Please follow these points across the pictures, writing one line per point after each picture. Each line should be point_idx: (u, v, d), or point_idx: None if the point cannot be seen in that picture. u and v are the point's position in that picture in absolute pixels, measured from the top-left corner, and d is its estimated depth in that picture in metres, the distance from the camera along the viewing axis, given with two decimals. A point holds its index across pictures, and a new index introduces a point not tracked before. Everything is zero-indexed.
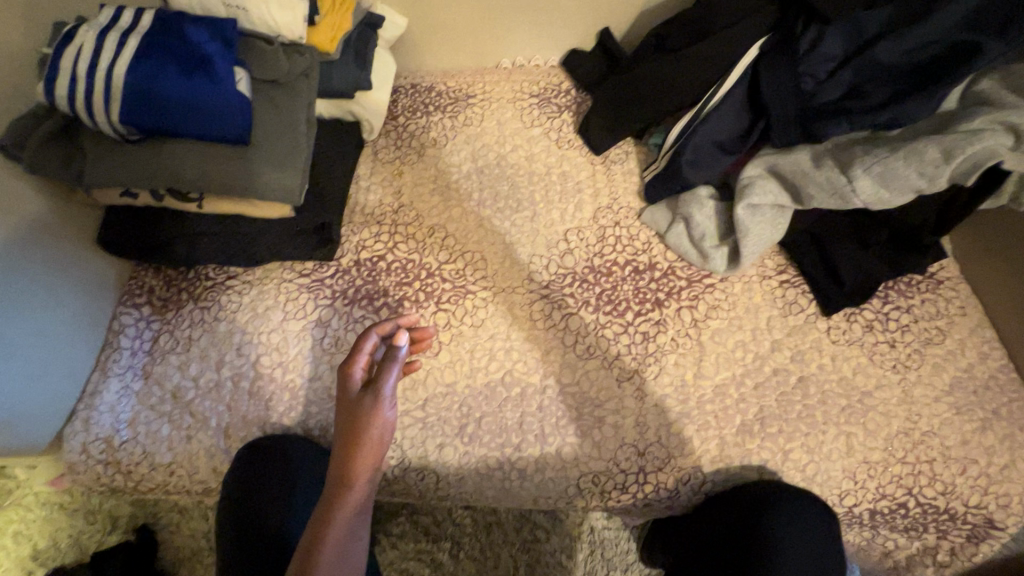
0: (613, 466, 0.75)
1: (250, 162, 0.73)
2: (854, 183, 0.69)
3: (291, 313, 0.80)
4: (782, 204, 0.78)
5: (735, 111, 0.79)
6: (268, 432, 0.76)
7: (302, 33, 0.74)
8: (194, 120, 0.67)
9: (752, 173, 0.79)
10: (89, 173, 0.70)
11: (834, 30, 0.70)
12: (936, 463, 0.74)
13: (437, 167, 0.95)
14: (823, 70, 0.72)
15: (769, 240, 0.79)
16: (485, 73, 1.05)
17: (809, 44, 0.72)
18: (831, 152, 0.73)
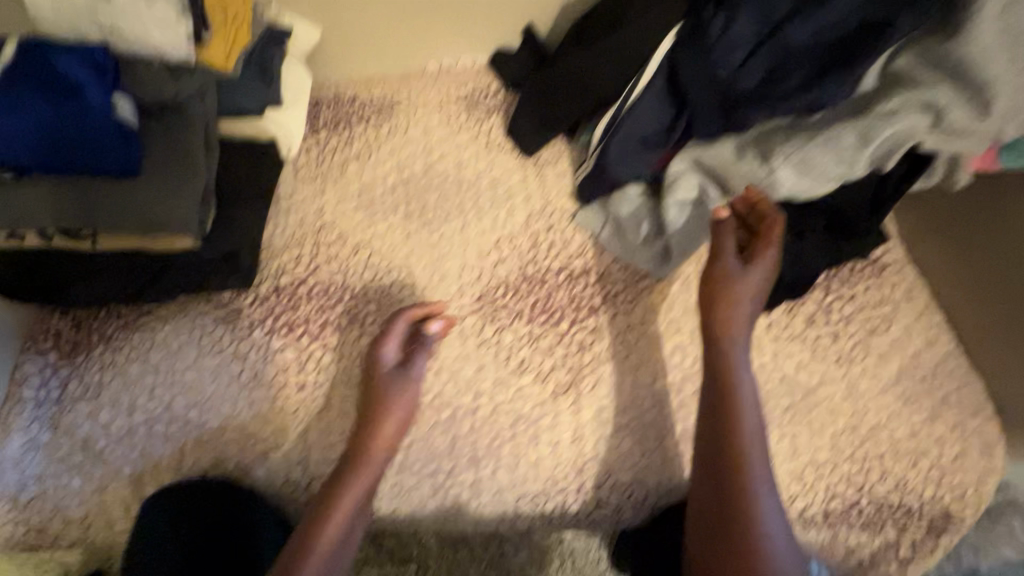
0: (552, 486, 0.71)
1: (138, 194, 0.68)
2: (776, 173, 0.70)
3: (205, 349, 0.76)
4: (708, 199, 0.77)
5: (656, 104, 0.75)
6: (184, 478, 0.72)
7: (189, 52, 0.70)
8: (67, 154, 0.64)
9: (677, 168, 0.77)
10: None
11: (743, 11, 0.65)
12: (885, 458, 0.71)
13: (362, 181, 0.91)
14: (740, 53, 0.67)
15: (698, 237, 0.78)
16: (411, 78, 1.00)
17: (721, 28, 0.67)
18: (751, 143, 0.73)
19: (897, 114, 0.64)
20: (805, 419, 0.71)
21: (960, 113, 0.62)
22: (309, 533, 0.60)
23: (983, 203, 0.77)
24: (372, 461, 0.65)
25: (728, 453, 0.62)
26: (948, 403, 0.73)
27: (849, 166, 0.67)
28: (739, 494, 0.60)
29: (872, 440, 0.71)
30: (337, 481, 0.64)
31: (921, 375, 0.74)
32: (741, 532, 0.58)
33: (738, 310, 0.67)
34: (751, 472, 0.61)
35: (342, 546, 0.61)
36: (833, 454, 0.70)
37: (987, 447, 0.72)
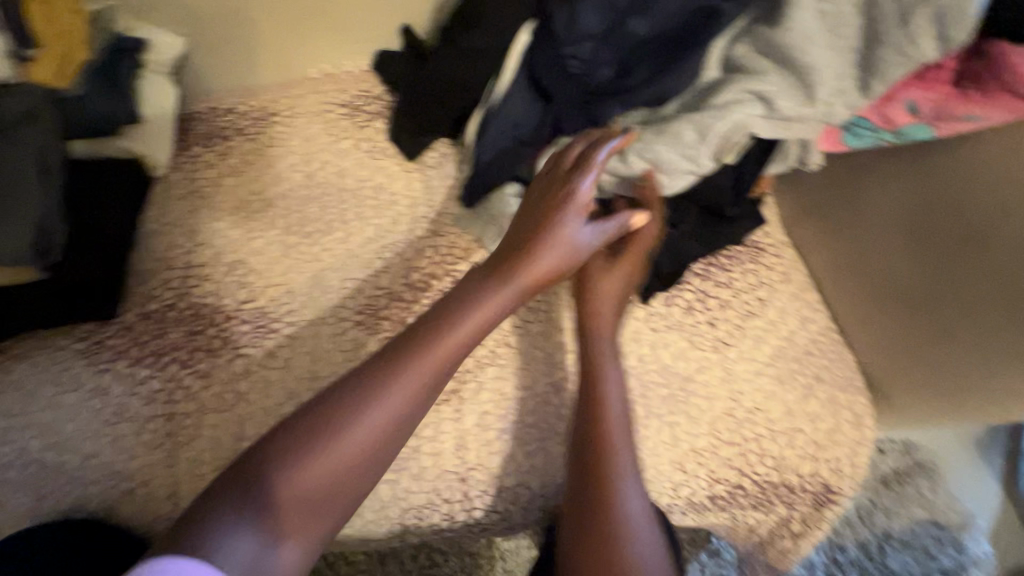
0: (436, 497, 0.70)
1: None
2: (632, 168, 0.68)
3: (63, 386, 0.71)
4: None
5: (523, 100, 0.75)
6: (48, 521, 0.68)
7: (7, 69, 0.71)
8: None
9: None
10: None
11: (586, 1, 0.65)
12: (762, 439, 0.72)
13: (238, 197, 0.87)
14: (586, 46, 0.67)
15: None
16: (291, 87, 0.96)
17: (567, 19, 0.66)
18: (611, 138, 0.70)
19: (731, 104, 0.64)
20: (682, 407, 0.72)
21: (790, 99, 0.63)
22: (337, 423, 0.54)
23: (836, 179, 0.75)
24: (467, 323, 0.60)
25: (594, 446, 0.63)
26: (821, 378, 0.75)
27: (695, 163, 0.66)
28: (603, 483, 0.62)
29: (749, 422, 0.72)
30: (392, 358, 0.57)
31: (795, 354, 0.75)
32: (605, 518, 0.61)
33: (600, 305, 0.68)
34: (616, 461, 0.63)
35: (391, 438, 0.56)
36: (712, 440, 0.72)
37: (859, 419, 0.74)
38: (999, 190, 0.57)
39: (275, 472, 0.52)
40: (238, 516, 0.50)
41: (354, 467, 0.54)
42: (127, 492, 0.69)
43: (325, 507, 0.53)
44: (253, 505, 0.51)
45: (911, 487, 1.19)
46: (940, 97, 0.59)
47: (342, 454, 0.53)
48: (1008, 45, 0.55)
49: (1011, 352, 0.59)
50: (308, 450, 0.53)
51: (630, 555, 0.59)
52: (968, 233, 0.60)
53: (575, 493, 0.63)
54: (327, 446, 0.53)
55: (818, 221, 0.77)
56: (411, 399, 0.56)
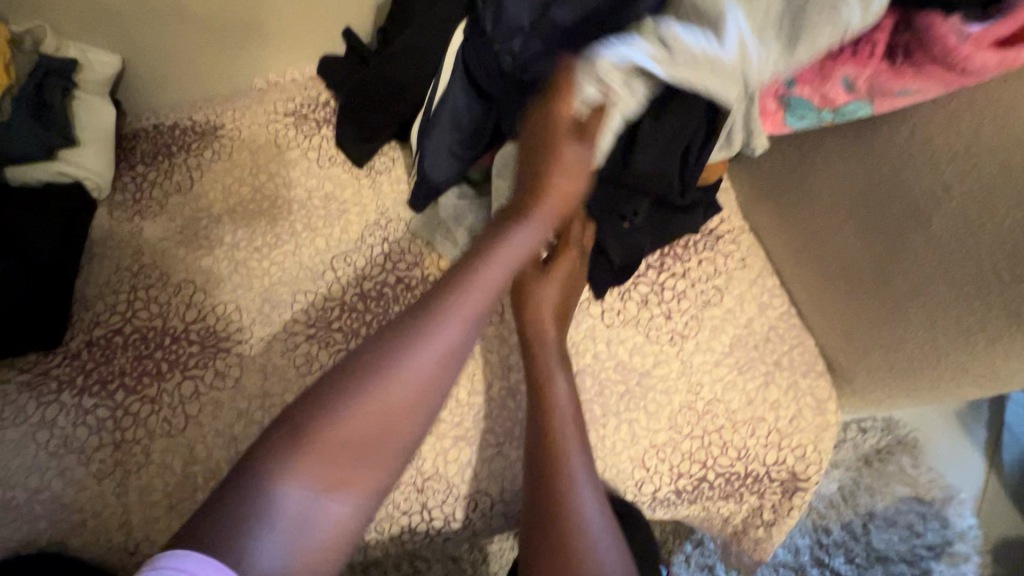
0: (394, 509, 0.69)
1: None
2: None
3: (8, 419, 0.70)
4: None
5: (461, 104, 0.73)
6: None
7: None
8: None
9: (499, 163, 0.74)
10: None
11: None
12: (724, 430, 0.71)
13: (184, 215, 0.84)
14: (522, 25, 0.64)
15: None
16: (236, 98, 0.93)
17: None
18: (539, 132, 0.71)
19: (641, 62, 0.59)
20: (640, 404, 0.71)
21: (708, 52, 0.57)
22: (380, 366, 0.50)
23: (788, 160, 0.72)
24: (507, 255, 0.56)
25: (543, 452, 0.63)
26: (781, 365, 0.74)
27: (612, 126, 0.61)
28: (556, 490, 0.61)
29: (709, 415, 0.71)
30: (428, 301, 0.53)
31: (754, 342, 0.74)
32: (562, 525, 0.59)
33: (543, 312, 0.67)
34: (566, 466, 0.62)
35: (444, 374, 0.53)
36: (672, 435, 0.71)
37: (822, 404, 0.73)
38: (942, 171, 0.55)
39: (313, 425, 0.48)
40: (290, 465, 0.47)
41: (411, 406, 0.51)
42: (78, 524, 0.68)
43: (384, 448, 0.51)
44: (307, 452, 0.47)
45: (893, 465, 1.18)
46: (874, 72, 0.57)
47: (391, 397, 0.50)
48: (937, 15, 0.53)
49: (955, 334, 0.58)
50: (357, 393, 0.49)
51: (588, 564, 0.57)
52: (911, 215, 0.59)
53: (532, 502, 0.62)
54: (378, 390, 0.50)
55: (772, 208, 0.77)
56: (464, 328, 0.53)
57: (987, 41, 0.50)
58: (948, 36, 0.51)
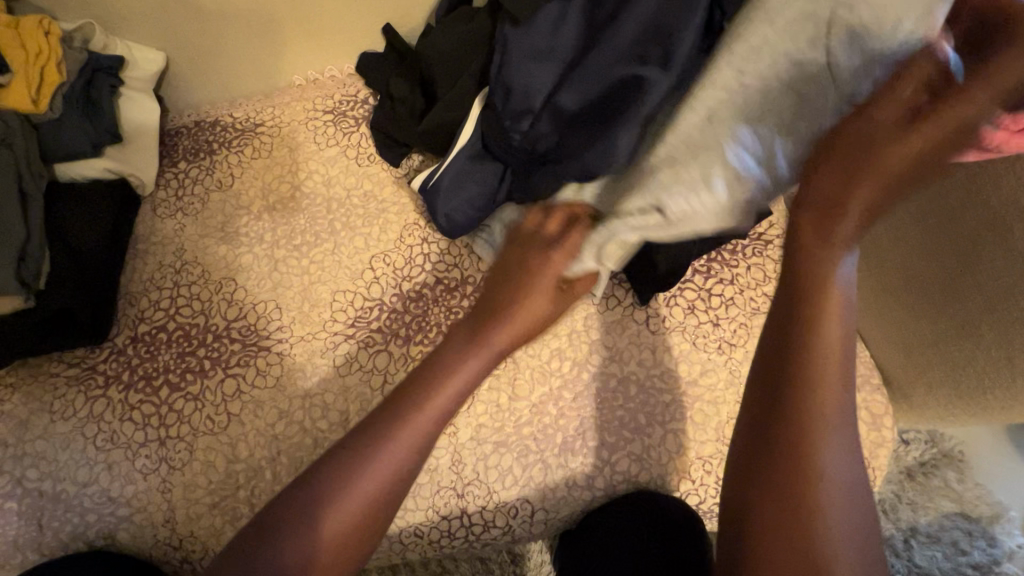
0: (434, 514, 0.68)
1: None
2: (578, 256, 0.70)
3: (56, 413, 0.71)
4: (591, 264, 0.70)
5: (475, 170, 0.73)
6: (47, 552, 0.69)
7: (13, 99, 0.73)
8: None
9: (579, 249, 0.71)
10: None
11: (519, 50, 0.65)
12: None
13: (225, 212, 0.84)
14: (533, 103, 0.65)
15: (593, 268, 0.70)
16: (274, 96, 0.93)
17: (508, 69, 0.65)
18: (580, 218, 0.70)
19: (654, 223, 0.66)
20: (687, 414, 0.69)
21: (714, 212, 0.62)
22: (332, 481, 0.56)
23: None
24: (437, 403, 0.60)
25: (806, 379, 0.52)
26: None
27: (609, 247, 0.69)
28: (808, 424, 0.52)
29: None
30: (372, 435, 0.58)
31: None
32: (803, 451, 0.51)
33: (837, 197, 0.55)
34: (834, 396, 0.52)
35: (384, 502, 0.57)
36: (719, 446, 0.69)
37: (877, 420, 0.70)
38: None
39: (285, 512, 0.55)
40: (287, 530, 0.54)
41: (355, 522, 0.56)
42: (124, 519, 0.69)
43: (335, 556, 0.55)
44: (279, 536, 0.54)
45: (937, 479, 1.13)
46: None
47: (333, 521, 0.55)
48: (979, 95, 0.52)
49: None
50: (318, 502, 0.55)
51: (828, 503, 0.50)
52: (987, 227, 0.56)
53: (780, 431, 0.52)
54: (330, 507, 0.55)
55: None
56: (398, 465, 0.57)
57: (1021, 125, 0.52)
58: (989, 123, 0.52)
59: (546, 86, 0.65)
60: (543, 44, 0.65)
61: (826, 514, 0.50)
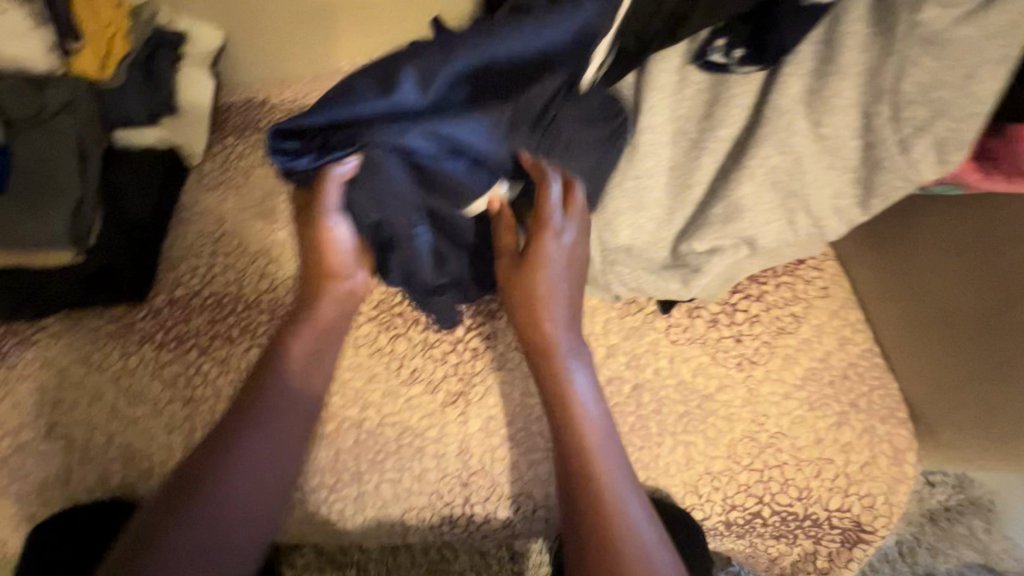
0: (437, 499, 0.69)
1: (24, 217, 0.68)
2: (618, 270, 0.66)
3: (94, 364, 0.75)
4: (639, 277, 0.66)
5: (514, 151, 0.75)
6: (72, 494, 0.72)
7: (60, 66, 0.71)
8: None
9: (615, 253, 0.66)
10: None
11: (388, 161, 0.54)
12: (786, 467, 0.67)
13: (266, 187, 0.88)
14: (418, 215, 0.61)
15: (642, 286, 0.66)
16: (321, 79, 0.96)
17: (361, 187, 0.57)
18: (627, 220, 0.64)
19: (718, 250, 0.62)
20: (700, 427, 0.67)
21: (779, 230, 0.60)
22: (197, 486, 0.62)
23: (890, 212, 0.69)
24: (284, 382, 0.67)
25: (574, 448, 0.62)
26: (857, 407, 0.68)
27: (657, 267, 0.65)
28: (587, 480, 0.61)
29: (773, 449, 0.67)
30: (225, 427, 0.65)
31: (829, 378, 0.69)
32: (597, 508, 0.60)
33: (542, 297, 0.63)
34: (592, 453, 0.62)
35: (285, 458, 0.66)
36: (731, 464, 0.67)
37: (899, 454, 0.68)
38: None
39: (190, 500, 0.61)
40: (185, 521, 0.61)
41: (245, 480, 0.64)
42: (144, 471, 0.72)
43: (245, 523, 0.63)
44: (166, 543, 0.60)
45: (961, 526, 1.08)
46: (963, 172, 0.54)
47: (190, 513, 0.61)
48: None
49: None
50: (176, 512, 0.61)
51: (630, 554, 0.58)
52: None
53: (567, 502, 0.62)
54: (183, 507, 0.61)
55: (877, 243, 0.71)
56: (273, 441, 0.65)
57: None
58: None
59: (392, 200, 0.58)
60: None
61: (633, 549, 0.58)
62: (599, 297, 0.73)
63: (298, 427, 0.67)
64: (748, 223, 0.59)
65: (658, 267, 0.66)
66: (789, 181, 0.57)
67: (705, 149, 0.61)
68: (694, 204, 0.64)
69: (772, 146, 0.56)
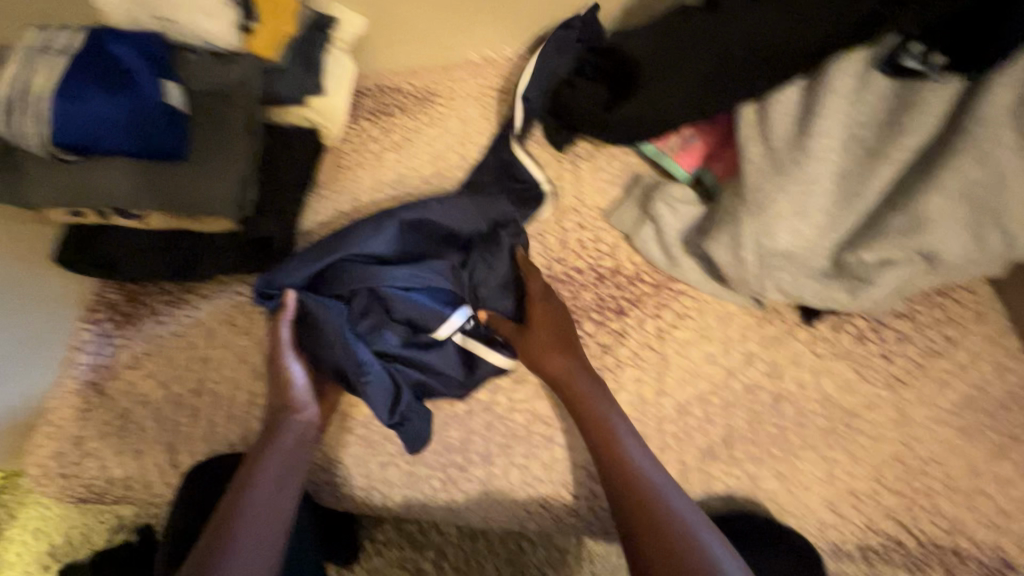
0: (564, 489, 0.70)
1: (197, 184, 0.73)
2: (774, 274, 0.64)
3: (242, 328, 0.80)
4: (795, 282, 0.64)
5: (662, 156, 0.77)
6: (215, 449, 0.76)
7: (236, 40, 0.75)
8: (109, 135, 0.67)
9: (774, 256, 0.64)
10: (8, 196, 0.70)
11: (360, 296, 0.67)
12: (933, 493, 0.64)
13: (399, 171, 0.91)
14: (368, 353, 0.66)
15: (797, 291, 0.64)
16: (451, 69, 0.98)
17: (316, 326, 0.65)
18: (791, 222, 0.63)
19: (890, 262, 0.60)
20: (843, 444, 0.66)
21: (965, 244, 0.57)
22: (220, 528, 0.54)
23: None
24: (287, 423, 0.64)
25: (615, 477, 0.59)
26: (1015, 439, 0.65)
27: (815, 273, 0.64)
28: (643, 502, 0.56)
29: (920, 473, 0.65)
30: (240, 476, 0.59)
31: (984, 406, 0.66)
32: (651, 531, 0.54)
33: (555, 343, 0.69)
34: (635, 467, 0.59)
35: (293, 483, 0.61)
36: (874, 484, 0.65)
37: None
38: None
39: (217, 550, 0.52)
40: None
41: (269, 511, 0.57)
42: None
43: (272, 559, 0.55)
44: None
45: None
46: None
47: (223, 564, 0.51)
48: None
49: None
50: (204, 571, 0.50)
51: None
52: None
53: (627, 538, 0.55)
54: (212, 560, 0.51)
55: None
56: (283, 470, 0.61)
57: None
58: None
59: (377, 333, 0.69)
60: (782, 45, 0.62)
61: None
62: (736, 304, 0.72)
63: (299, 456, 0.63)
64: (933, 235, 0.57)
65: (818, 276, 0.64)
66: (982, 197, 0.56)
67: (885, 157, 0.60)
68: (863, 213, 0.62)
69: (968, 158, 0.55)
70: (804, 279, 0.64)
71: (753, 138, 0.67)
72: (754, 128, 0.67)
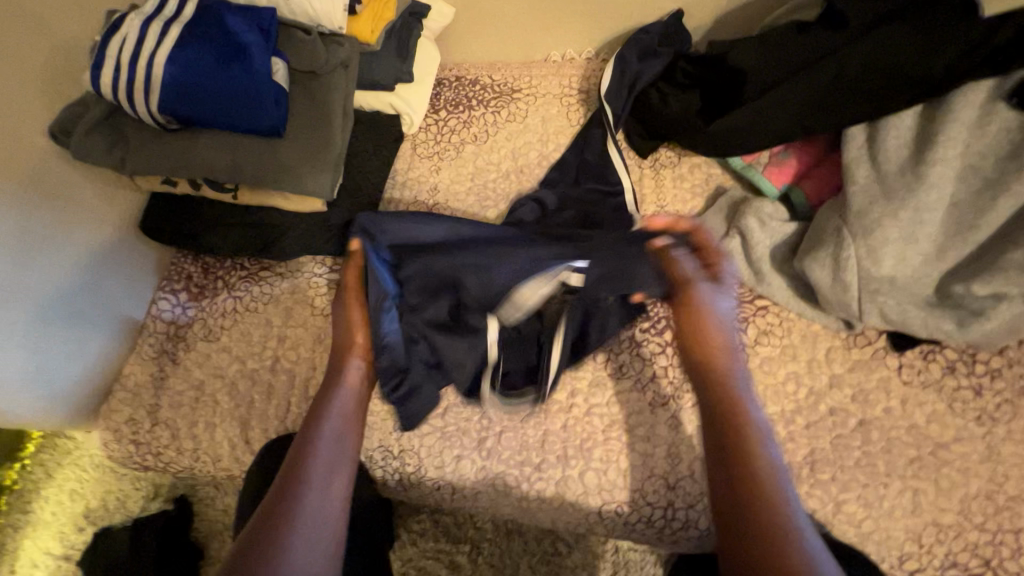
0: (639, 497, 0.69)
1: (293, 162, 0.73)
2: (878, 300, 0.64)
3: (318, 309, 0.80)
4: (902, 310, 0.63)
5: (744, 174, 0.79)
6: (286, 428, 0.76)
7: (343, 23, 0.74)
8: (218, 106, 0.67)
9: (879, 280, 0.63)
10: (107, 161, 0.71)
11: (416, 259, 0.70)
12: (1023, 534, 0.62)
13: (475, 164, 0.90)
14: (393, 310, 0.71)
15: (902, 321, 0.64)
16: (531, 65, 0.97)
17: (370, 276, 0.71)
18: (900, 247, 0.63)
19: (1000, 297, 0.60)
20: (931, 475, 0.65)
21: None
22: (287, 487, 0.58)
23: None
24: (343, 391, 0.68)
25: (737, 464, 0.57)
26: None
27: (918, 303, 0.63)
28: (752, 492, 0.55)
29: (1009, 512, 0.63)
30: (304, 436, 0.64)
31: None
32: (766, 525, 0.52)
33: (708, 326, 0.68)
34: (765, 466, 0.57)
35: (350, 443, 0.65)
36: (960, 519, 0.64)
37: None
38: None
39: (284, 514, 0.55)
40: (280, 530, 0.54)
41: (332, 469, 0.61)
42: None
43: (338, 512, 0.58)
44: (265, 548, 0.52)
45: None
46: None
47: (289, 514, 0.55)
48: None
49: None
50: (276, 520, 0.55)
51: None
52: None
53: (720, 526, 0.55)
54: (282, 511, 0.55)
55: None
56: (341, 433, 0.65)
57: None
58: None
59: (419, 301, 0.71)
60: (903, 69, 0.62)
61: None
62: (823, 324, 0.72)
63: (353, 417, 0.67)
64: None
65: (921, 305, 0.63)
66: None
67: (1006, 190, 0.59)
68: (974, 244, 0.62)
69: None
70: (910, 311, 0.63)
71: (860, 160, 0.66)
72: (860, 149, 0.67)
